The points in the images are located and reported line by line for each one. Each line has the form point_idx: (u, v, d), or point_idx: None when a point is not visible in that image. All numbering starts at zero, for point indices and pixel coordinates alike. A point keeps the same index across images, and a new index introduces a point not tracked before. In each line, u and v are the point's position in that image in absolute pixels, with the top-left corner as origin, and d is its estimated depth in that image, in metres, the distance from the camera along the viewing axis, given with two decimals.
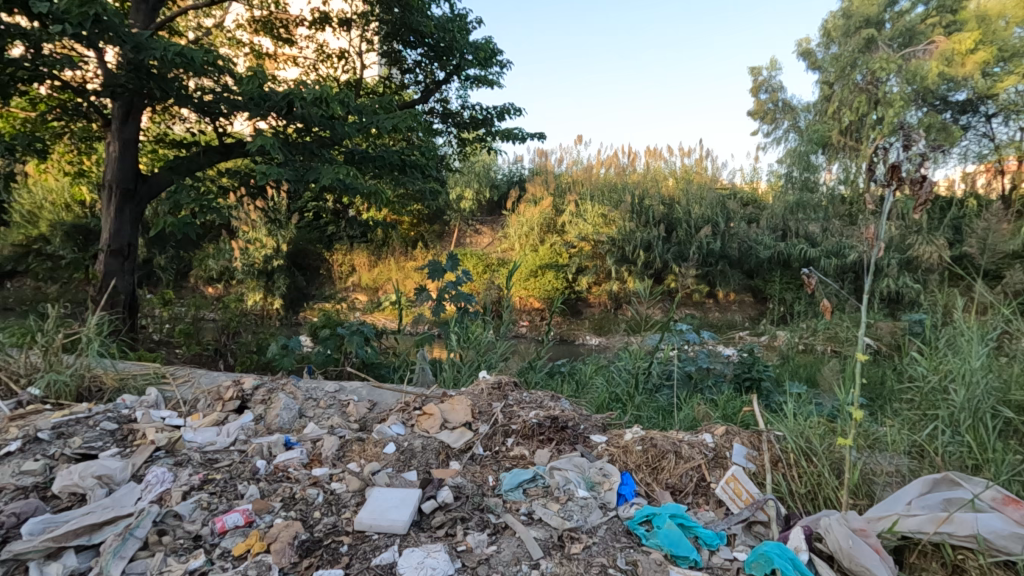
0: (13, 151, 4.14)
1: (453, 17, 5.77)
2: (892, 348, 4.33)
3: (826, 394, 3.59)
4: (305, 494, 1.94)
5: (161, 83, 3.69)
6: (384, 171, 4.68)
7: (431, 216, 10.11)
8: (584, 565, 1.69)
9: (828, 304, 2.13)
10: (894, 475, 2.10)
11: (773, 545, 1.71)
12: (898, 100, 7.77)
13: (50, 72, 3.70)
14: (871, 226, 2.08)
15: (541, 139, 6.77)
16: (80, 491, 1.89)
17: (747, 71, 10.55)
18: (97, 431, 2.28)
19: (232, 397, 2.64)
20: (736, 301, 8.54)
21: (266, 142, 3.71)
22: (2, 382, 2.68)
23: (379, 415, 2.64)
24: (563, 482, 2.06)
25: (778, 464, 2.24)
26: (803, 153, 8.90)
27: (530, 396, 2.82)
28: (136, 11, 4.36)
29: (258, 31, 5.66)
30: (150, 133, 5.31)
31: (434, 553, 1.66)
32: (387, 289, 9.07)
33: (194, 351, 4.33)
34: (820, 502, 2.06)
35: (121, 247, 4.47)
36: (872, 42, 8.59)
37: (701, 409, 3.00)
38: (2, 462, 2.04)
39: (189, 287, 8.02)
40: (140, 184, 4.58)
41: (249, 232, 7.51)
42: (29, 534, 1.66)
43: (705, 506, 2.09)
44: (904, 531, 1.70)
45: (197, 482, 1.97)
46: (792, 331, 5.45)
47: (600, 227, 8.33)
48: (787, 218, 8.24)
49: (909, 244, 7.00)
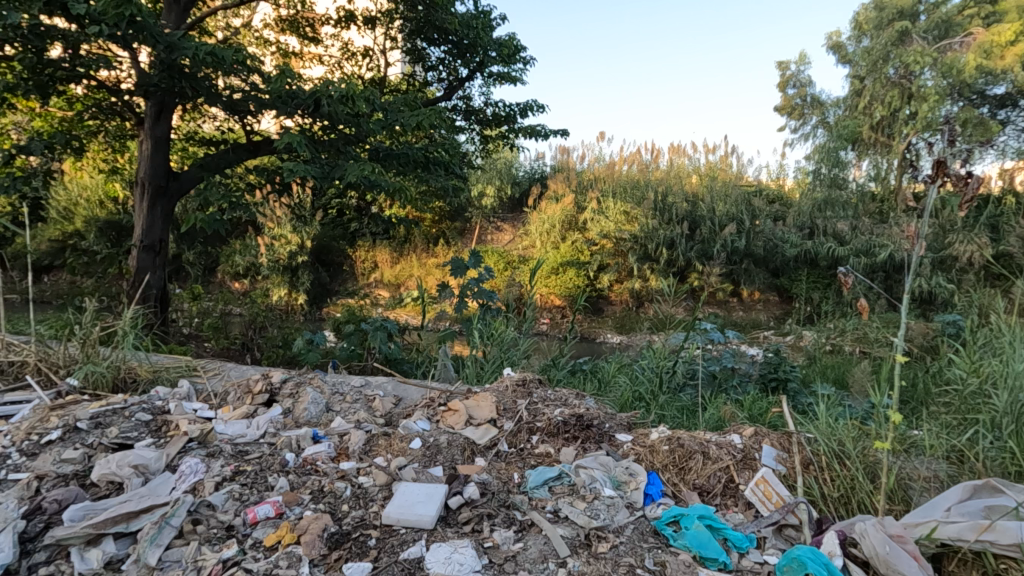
0: (52, 149, 4.28)
1: (477, 14, 5.75)
2: (925, 350, 4.23)
3: (857, 396, 3.50)
4: (333, 487, 1.96)
5: (193, 82, 3.75)
6: (408, 169, 4.66)
7: (452, 213, 10.36)
8: (611, 565, 1.68)
9: (865, 305, 2.05)
10: (932, 480, 2.02)
11: (806, 548, 1.67)
12: (932, 94, 7.51)
13: (87, 72, 3.79)
14: (913, 225, 1.98)
15: (565, 136, 6.68)
16: (117, 480, 1.95)
17: (774, 65, 10.34)
18: (132, 422, 2.34)
19: (261, 390, 2.67)
20: (761, 300, 8.34)
21: (293, 140, 3.75)
22: (43, 372, 2.77)
23: (405, 410, 2.66)
24: (589, 480, 2.05)
25: (809, 466, 2.20)
26: (831, 149, 8.58)
27: (555, 394, 2.81)
28: (168, 11, 4.44)
29: (285, 31, 5.76)
30: (181, 131, 5.43)
31: (461, 548, 1.68)
32: (409, 285, 9.14)
33: (223, 345, 4.44)
34: (854, 507, 2.01)
35: (154, 243, 4.58)
36: (906, 35, 8.18)
37: (728, 409, 2.95)
38: (44, 450, 2.11)
39: (216, 283, 8.19)
40: (171, 181, 4.68)
41: (274, 229, 7.45)
42: (70, 520, 1.71)
43: (733, 507, 2.07)
44: (943, 538, 1.66)
45: (229, 473, 2.01)
46: (821, 331, 5.35)
47: (622, 224, 8.26)
48: (814, 216, 8.11)
49: (946, 243, 6.77)
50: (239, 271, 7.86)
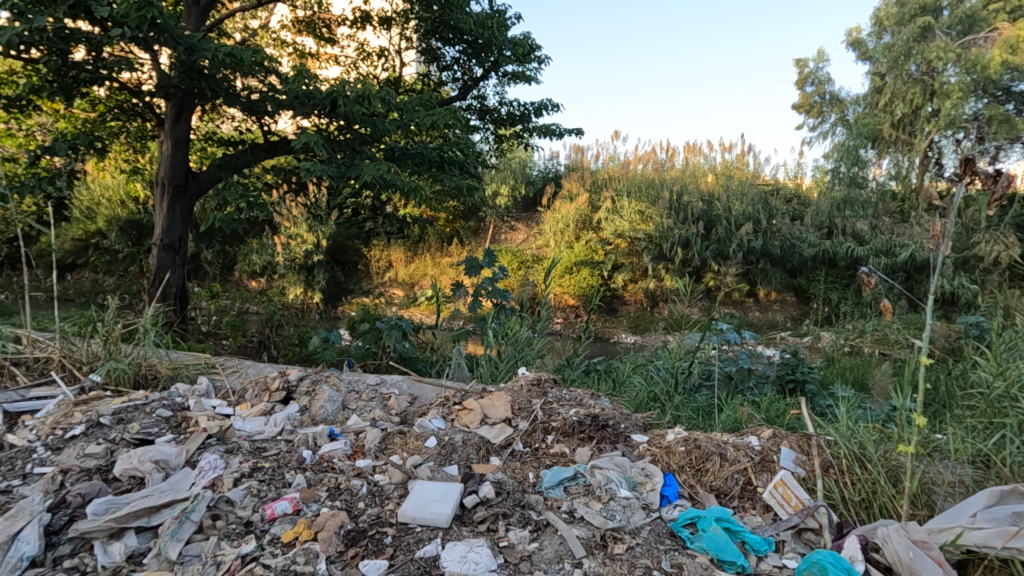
0: (75, 150, 4.37)
1: (492, 13, 5.73)
2: (947, 352, 4.14)
3: (877, 399, 3.44)
4: (349, 485, 1.97)
5: (211, 83, 3.80)
6: (423, 168, 4.68)
7: (467, 212, 10.38)
8: (627, 566, 1.67)
9: (887, 305, 2.03)
10: (957, 484, 1.97)
11: (826, 553, 1.65)
12: (956, 91, 7.34)
13: (109, 74, 3.86)
14: (940, 223, 1.92)
15: (580, 135, 6.65)
16: (139, 475, 1.98)
17: (792, 63, 10.21)
18: (154, 418, 2.38)
19: (278, 388, 2.70)
20: (778, 301, 8.21)
21: (311, 140, 3.78)
22: (66, 368, 2.83)
23: (420, 409, 2.67)
24: (604, 481, 2.04)
25: (829, 469, 2.17)
26: (851, 147, 8.37)
27: (570, 394, 2.80)
28: (188, 13, 4.50)
29: (302, 31, 5.86)
30: (200, 131, 5.51)
31: (476, 548, 1.67)
32: (423, 284, 9.16)
33: (240, 343, 4.48)
34: (876, 511, 1.97)
35: (173, 242, 4.64)
36: (928, 30, 8.00)
37: (745, 411, 2.92)
38: (68, 445, 2.15)
39: (234, 281, 8.28)
40: (190, 181, 4.74)
41: (290, 228, 7.53)
42: (93, 514, 1.74)
43: (751, 510, 2.05)
44: (969, 545, 1.62)
45: (248, 470, 2.04)
46: (839, 333, 5.29)
47: (637, 224, 8.20)
48: (833, 215, 8.00)
49: (972, 242, 6.62)
50: (256, 270, 7.94)
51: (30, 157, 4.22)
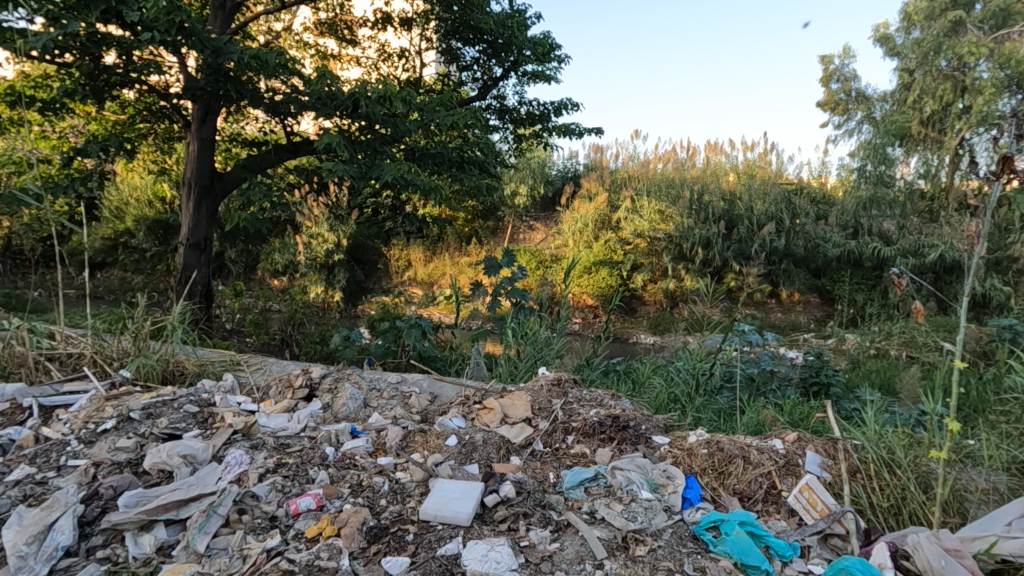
0: (106, 152, 4.48)
1: (512, 13, 5.73)
2: (979, 355, 4.03)
3: (905, 402, 3.37)
4: (372, 482, 1.99)
5: (236, 85, 3.87)
6: (443, 168, 4.70)
7: (486, 212, 10.42)
8: (648, 568, 1.66)
9: (918, 307, 1.96)
10: (990, 492, 1.92)
11: (854, 560, 1.62)
12: (988, 87, 7.13)
13: (138, 77, 3.95)
14: (975, 221, 1.84)
15: (599, 134, 6.61)
16: (167, 469, 2.03)
17: (817, 59, 10.01)
18: (181, 413, 2.43)
19: (302, 385, 2.74)
20: (801, 301, 8.08)
21: (333, 140, 3.82)
22: (98, 363, 2.91)
23: (440, 407, 2.69)
24: (625, 482, 2.03)
25: (856, 474, 2.11)
26: (878, 146, 8.38)
27: (589, 394, 2.79)
28: (214, 17, 4.59)
29: (324, 33, 5.94)
30: (225, 132, 5.61)
31: (497, 547, 1.68)
32: (442, 283, 9.21)
33: (263, 341, 4.54)
34: (906, 518, 1.93)
35: (199, 241, 4.74)
36: (960, 25, 7.75)
37: (768, 414, 2.88)
38: (100, 438, 2.21)
39: (256, 279, 8.42)
40: (215, 182, 4.83)
41: (312, 228, 7.64)
42: (124, 506, 1.78)
43: (775, 514, 2.01)
44: (1005, 554, 1.57)
45: (272, 465, 2.07)
46: (864, 336, 5.20)
47: (657, 223, 8.13)
48: (859, 215, 7.88)
49: (1007, 243, 6.43)
50: (277, 269, 8.04)
51: (63, 159, 4.35)
